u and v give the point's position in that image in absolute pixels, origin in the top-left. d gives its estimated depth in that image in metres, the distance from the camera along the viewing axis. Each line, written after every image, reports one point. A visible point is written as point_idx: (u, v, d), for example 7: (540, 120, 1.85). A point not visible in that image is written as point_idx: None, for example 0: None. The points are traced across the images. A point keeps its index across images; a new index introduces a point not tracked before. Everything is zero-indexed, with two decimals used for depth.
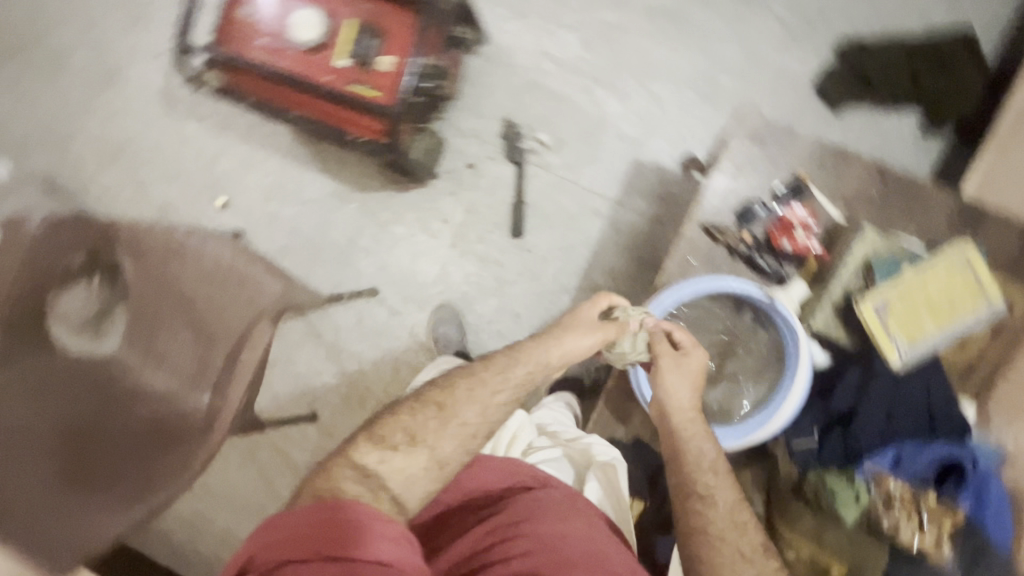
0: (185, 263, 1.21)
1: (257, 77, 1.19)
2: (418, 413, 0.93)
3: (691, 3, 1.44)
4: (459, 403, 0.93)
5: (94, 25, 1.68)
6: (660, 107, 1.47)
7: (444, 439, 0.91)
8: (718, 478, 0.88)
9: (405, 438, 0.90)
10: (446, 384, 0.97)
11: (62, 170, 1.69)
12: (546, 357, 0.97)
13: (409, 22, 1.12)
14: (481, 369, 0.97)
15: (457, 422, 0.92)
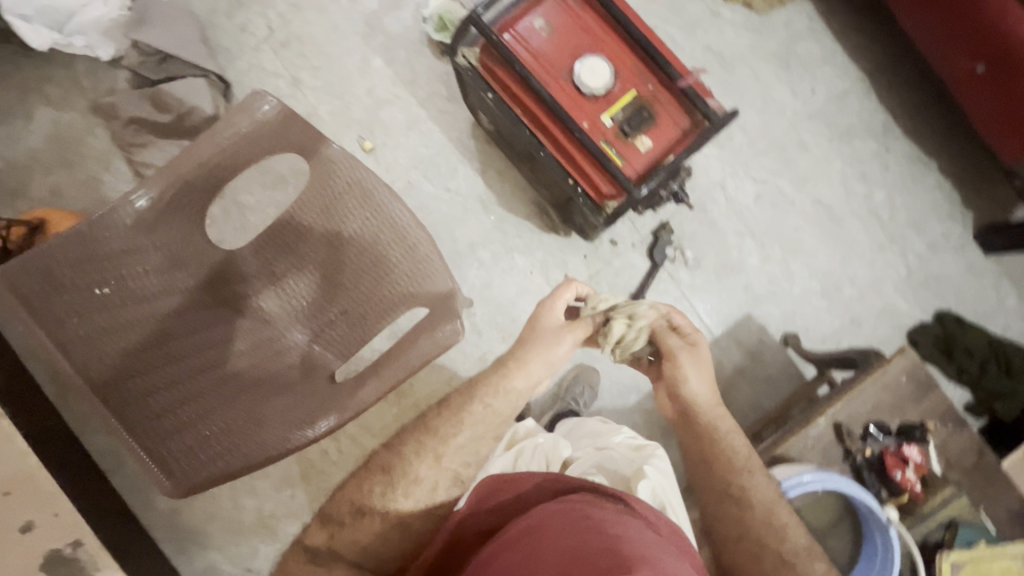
0: (356, 209, 1.09)
1: (523, 91, 1.20)
2: (360, 480, 0.95)
3: (853, 215, 1.61)
4: (410, 461, 0.94)
5: None
6: (789, 282, 1.61)
7: (396, 500, 0.92)
8: (752, 476, 1.02)
9: (354, 510, 0.92)
10: (393, 441, 0.98)
11: (220, 25, 1.57)
12: (514, 384, 0.98)
13: (681, 122, 1.18)
14: (433, 413, 0.99)
15: (410, 479, 0.93)
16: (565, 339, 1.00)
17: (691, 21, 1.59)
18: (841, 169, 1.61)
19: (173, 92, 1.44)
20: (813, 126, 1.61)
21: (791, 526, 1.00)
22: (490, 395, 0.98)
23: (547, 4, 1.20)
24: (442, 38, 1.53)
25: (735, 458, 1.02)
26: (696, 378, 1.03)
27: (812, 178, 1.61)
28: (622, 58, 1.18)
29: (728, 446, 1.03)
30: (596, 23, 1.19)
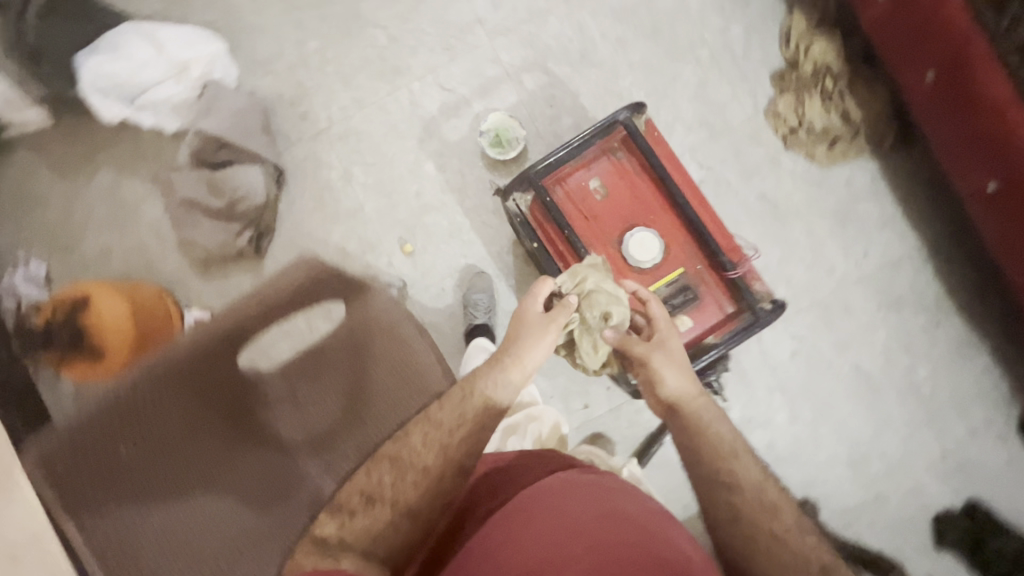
0: (377, 335, 1.08)
1: (567, 253, 1.18)
2: (375, 468, 0.92)
3: (890, 386, 1.55)
4: (416, 449, 0.93)
5: (404, 16, 1.61)
6: (814, 446, 1.56)
7: (408, 488, 0.89)
8: (741, 460, 0.92)
9: (366, 496, 0.89)
10: (398, 433, 0.95)
11: (284, 112, 1.60)
12: (507, 376, 1.01)
13: (724, 306, 1.16)
14: (435, 406, 0.97)
15: (418, 469, 0.91)
16: (550, 334, 1.05)
17: (748, 167, 1.57)
18: (884, 338, 1.56)
19: (231, 179, 1.49)
20: (861, 289, 1.56)
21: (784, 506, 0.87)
22: (490, 390, 0.99)
23: (605, 166, 1.20)
24: (496, 153, 1.53)
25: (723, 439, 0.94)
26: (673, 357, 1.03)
27: (852, 343, 1.56)
28: (673, 231, 1.17)
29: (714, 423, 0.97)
30: (652, 191, 1.18)
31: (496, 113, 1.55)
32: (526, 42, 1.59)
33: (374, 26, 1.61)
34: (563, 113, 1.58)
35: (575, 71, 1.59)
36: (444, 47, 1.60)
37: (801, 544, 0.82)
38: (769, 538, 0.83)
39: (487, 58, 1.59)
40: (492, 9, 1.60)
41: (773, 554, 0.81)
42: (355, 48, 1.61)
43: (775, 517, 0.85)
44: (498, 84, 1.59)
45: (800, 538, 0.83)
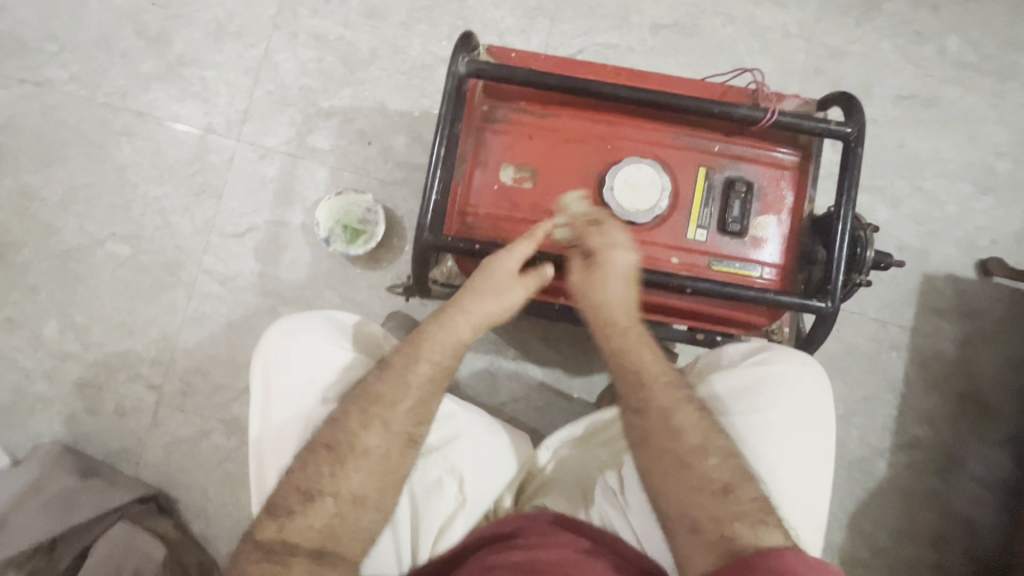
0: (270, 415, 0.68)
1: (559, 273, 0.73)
2: (312, 461, 0.63)
3: (943, 84, 1.20)
4: (354, 433, 0.64)
5: (122, 202, 1.10)
6: (938, 206, 1.20)
7: (348, 477, 0.62)
8: (655, 389, 0.67)
9: (298, 495, 0.61)
10: (336, 415, 0.65)
11: (93, 430, 1.06)
12: (451, 334, 0.67)
13: (786, 165, 0.75)
14: (376, 376, 0.66)
15: (358, 455, 0.63)
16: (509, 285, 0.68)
17: (615, 13, 1.17)
18: (893, 45, 1.20)
19: (99, 564, 0.93)
20: (828, 22, 1.20)
21: (694, 429, 0.65)
22: (433, 346, 0.67)
23: (499, 140, 0.76)
24: (363, 246, 1.05)
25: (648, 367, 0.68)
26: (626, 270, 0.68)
27: (872, 79, 1.20)
28: (652, 137, 0.74)
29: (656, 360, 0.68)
30: (580, 115, 0.75)
31: (323, 204, 1.07)
32: (278, 105, 1.12)
33: (100, 244, 1.09)
34: (389, 137, 1.13)
35: (356, 84, 1.13)
36: (197, 192, 1.10)
37: (703, 470, 0.63)
38: (675, 461, 0.63)
39: (253, 160, 1.11)
40: (206, 106, 1.12)
41: (671, 479, 0.63)
42: (102, 286, 1.09)
43: (678, 440, 0.64)
44: (293, 175, 1.11)
45: (702, 466, 0.63)
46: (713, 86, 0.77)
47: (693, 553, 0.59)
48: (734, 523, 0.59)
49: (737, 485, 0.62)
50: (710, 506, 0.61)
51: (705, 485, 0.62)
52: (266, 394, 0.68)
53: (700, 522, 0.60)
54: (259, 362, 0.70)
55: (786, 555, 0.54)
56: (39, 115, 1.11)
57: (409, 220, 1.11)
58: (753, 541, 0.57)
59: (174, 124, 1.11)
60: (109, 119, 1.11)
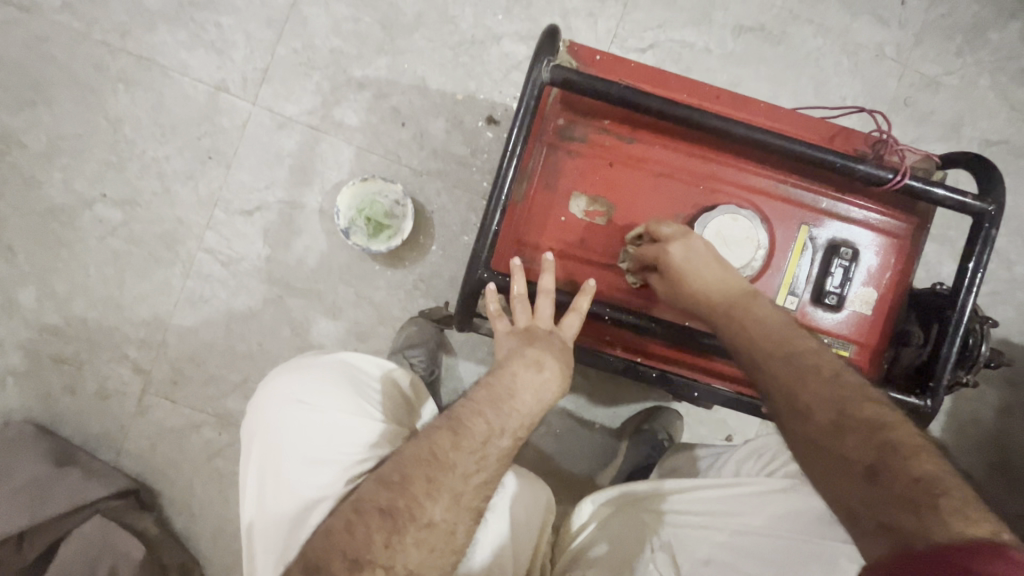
0: (280, 472, 0.59)
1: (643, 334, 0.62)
2: (361, 526, 0.48)
3: None
4: (419, 502, 0.50)
5: (116, 159, 0.96)
6: (1006, 266, 1.11)
7: (406, 553, 0.49)
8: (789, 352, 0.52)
9: (346, 562, 0.46)
10: (393, 476, 0.50)
11: (73, 411, 0.97)
12: (521, 397, 0.55)
13: (898, 229, 0.65)
14: (449, 434, 0.52)
15: (421, 529, 0.49)
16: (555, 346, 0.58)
17: (696, 7, 1.03)
18: (993, 83, 1.08)
19: (74, 561, 0.87)
20: (928, 49, 1.07)
21: (831, 404, 0.47)
22: (508, 407, 0.54)
23: (572, 163, 0.64)
24: (386, 243, 0.94)
25: (765, 343, 0.53)
26: (708, 253, 0.58)
27: (965, 117, 1.08)
28: (749, 183, 0.64)
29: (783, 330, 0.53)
30: (671, 146, 0.64)
31: (347, 189, 0.95)
32: (302, 67, 0.98)
33: (88, 206, 0.96)
34: (426, 120, 0.99)
35: (395, 54, 0.99)
36: (203, 158, 0.97)
37: (841, 450, 0.44)
38: (806, 438, 0.47)
39: (270, 128, 0.98)
40: (220, 60, 0.97)
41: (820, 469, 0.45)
42: (89, 254, 0.97)
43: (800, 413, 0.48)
44: (313, 151, 0.98)
45: (840, 442, 0.45)
46: (828, 125, 0.65)
47: (870, 552, 0.39)
48: (889, 507, 0.40)
49: (888, 456, 0.42)
50: (854, 490, 0.42)
51: (849, 468, 0.43)
52: (268, 482, 0.60)
53: (856, 511, 0.42)
54: (263, 433, 0.62)
55: (979, 553, 0.32)
56: (22, 46, 0.95)
57: (439, 218, 1.00)
58: (934, 530, 0.37)
59: (181, 76, 0.97)
60: (105, 60, 0.96)
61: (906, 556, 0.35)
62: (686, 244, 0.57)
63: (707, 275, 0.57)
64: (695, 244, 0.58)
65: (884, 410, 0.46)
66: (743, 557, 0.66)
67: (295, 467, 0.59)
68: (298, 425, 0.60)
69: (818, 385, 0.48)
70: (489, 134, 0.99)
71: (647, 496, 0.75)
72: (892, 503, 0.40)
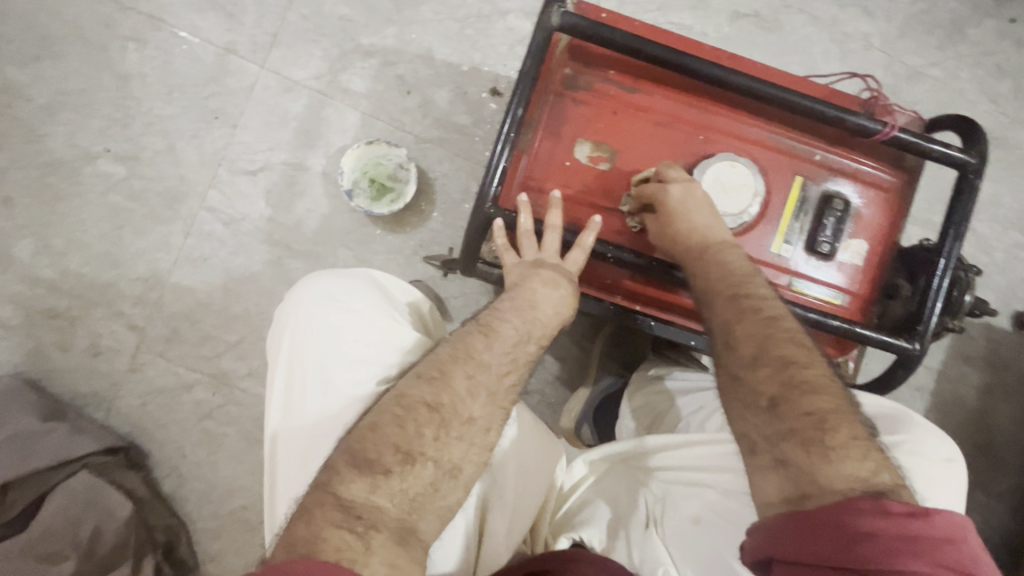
0: (316, 372, 0.61)
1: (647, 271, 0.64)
2: (407, 422, 0.50)
3: (1015, 125, 1.14)
4: (462, 399, 0.53)
5: (120, 116, 0.97)
6: (987, 251, 1.15)
7: (451, 447, 0.52)
8: (739, 292, 0.58)
9: (397, 454, 0.49)
10: (434, 373, 0.53)
11: (63, 367, 0.96)
12: (542, 313, 0.59)
13: (887, 183, 0.68)
14: (478, 338, 0.56)
15: (464, 423, 0.52)
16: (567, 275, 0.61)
17: None
18: (973, 76, 1.13)
19: (55, 516, 0.85)
20: (912, 41, 1.12)
21: (756, 341, 0.54)
22: (525, 323, 0.58)
23: (577, 110, 0.67)
24: (388, 205, 0.95)
25: (717, 284, 0.59)
26: (701, 198, 0.62)
27: (947, 107, 1.13)
28: (746, 134, 0.67)
29: (741, 274, 0.59)
30: (673, 97, 0.66)
31: (351, 151, 0.96)
32: (311, 34, 1.00)
33: (91, 160, 0.96)
34: (431, 89, 1.01)
35: (402, 25, 1.01)
36: (208, 118, 0.98)
37: (753, 382, 0.53)
38: (728, 365, 0.55)
39: (277, 91, 0.99)
40: (230, 23, 0.99)
41: (733, 399, 0.54)
42: (89, 209, 0.97)
43: (730, 348, 0.56)
44: (318, 115, 1.00)
45: (755, 376, 0.53)
46: (822, 84, 0.68)
47: (760, 478, 0.49)
48: (783, 444, 0.48)
49: (791, 395, 0.50)
50: (758, 424, 0.51)
51: (757, 398, 0.52)
52: (297, 387, 0.61)
53: (757, 442, 0.51)
54: (298, 337, 0.63)
55: (863, 511, 0.41)
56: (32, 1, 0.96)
57: (441, 185, 1.01)
58: (818, 476, 0.45)
59: (190, 37, 0.98)
60: (115, 19, 0.97)
61: (800, 514, 0.44)
62: (686, 187, 0.61)
63: (694, 219, 0.62)
64: (695, 191, 0.62)
65: (801, 352, 0.53)
66: (734, 517, 0.62)
67: (327, 368, 0.61)
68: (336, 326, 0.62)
69: (750, 321, 0.55)
70: (492, 105, 1.02)
71: (635, 455, 0.74)
72: (784, 434, 0.49)
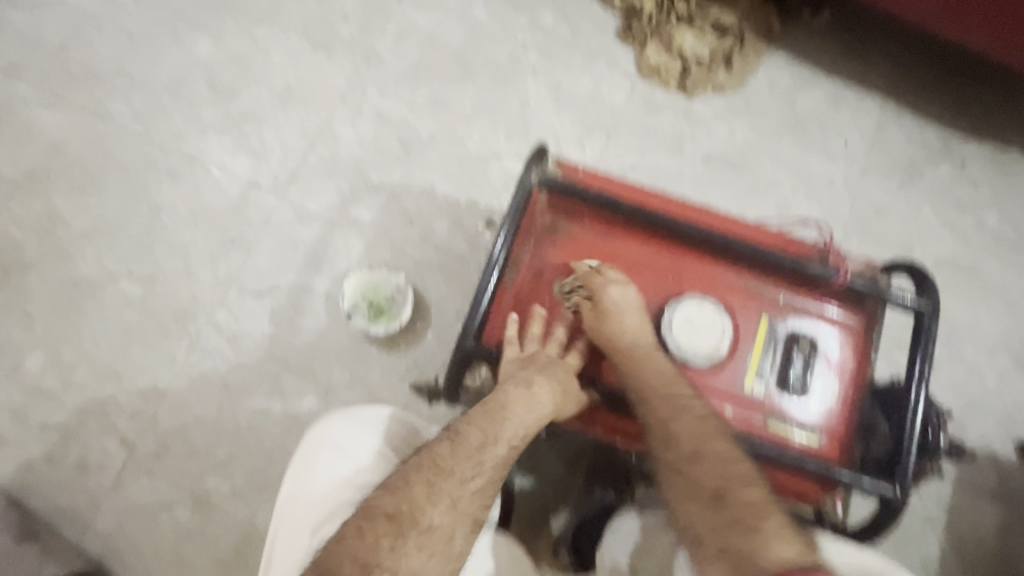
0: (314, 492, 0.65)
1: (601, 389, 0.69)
2: (373, 530, 0.52)
3: (984, 256, 1.21)
4: (421, 506, 0.54)
5: (147, 240, 1.06)
6: (978, 377, 1.15)
7: (409, 556, 0.52)
8: (669, 387, 0.64)
9: (356, 567, 0.50)
10: (398, 483, 0.55)
11: (49, 483, 0.96)
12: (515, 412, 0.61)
13: (851, 324, 0.72)
14: (446, 446, 0.58)
15: (422, 532, 0.53)
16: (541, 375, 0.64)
17: (670, 139, 1.20)
18: (936, 211, 1.22)
19: None
20: (873, 181, 1.23)
21: (690, 436, 0.60)
22: (502, 423, 0.60)
23: (557, 254, 0.73)
24: (385, 327, 1.00)
25: (655, 383, 0.64)
26: (634, 299, 0.67)
27: (915, 239, 1.20)
28: (715, 278, 0.72)
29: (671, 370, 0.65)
30: (644, 244, 0.73)
31: (354, 276, 1.03)
32: (327, 172, 1.12)
33: (112, 280, 1.04)
34: (432, 220, 1.11)
35: (408, 165, 1.14)
36: (226, 243, 1.07)
37: (693, 477, 0.58)
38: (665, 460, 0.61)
39: (291, 221, 1.09)
40: (257, 163, 1.11)
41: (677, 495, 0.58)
42: (103, 325, 1.02)
43: (665, 443, 0.61)
44: (327, 242, 1.09)
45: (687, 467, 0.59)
46: (782, 233, 0.75)
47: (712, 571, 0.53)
48: (729, 534, 0.54)
49: (728, 488, 0.57)
50: (702, 516, 0.56)
51: (700, 492, 0.57)
52: (285, 504, 0.66)
53: (702, 535, 0.55)
54: (309, 455, 0.68)
55: None
56: (87, 144, 1.10)
57: (436, 306, 1.07)
58: (760, 558, 0.51)
59: (220, 174, 1.10)
60: (157, 158, 1.10)
61: None
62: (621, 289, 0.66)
63: (631, 312, 0.67)
64: (629, 292, 0.67)
65: (728, 445, 0.60)
66: None
67: (307, 497, 0.65)
68: (340, 454, 0.67)
69: (684, 418, 0.61)
70: (488, 234, 1.11)
71: None
72: (726, 525, 0.54)
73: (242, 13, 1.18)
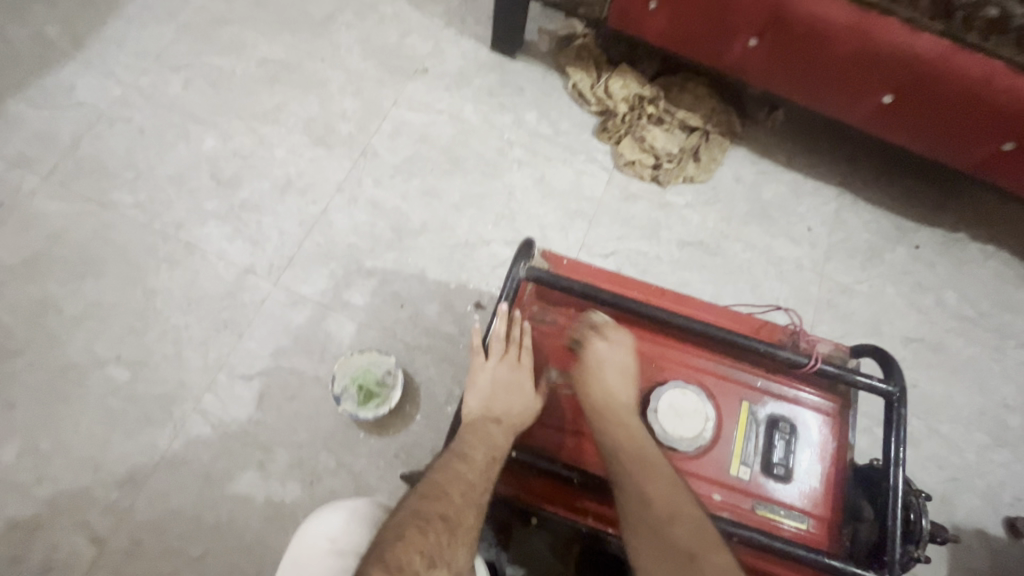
0: None
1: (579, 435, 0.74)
2: (429, 532, 0.58)
3: (947, 333, 1.27)
4: (459, 507, 0.62)
5: (139, 325, 1.08)
6: (957, 452, 1.17)
7: (457, 551, 0.59)
8: (648, 453, 0.65)
9: (422, 560, 0.56)
10: (435, 490, 0.62)
11: None
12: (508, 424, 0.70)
13: (827, 406, 0.75)
14: (463, 455, 0.66)
15: (466, 528, 0.61)
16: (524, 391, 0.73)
17: (647, 225, 1.28)
18: (898, 291, 1.30)
19: None
20: (837, 263, 1.31)
21: (667, 502, 0.61)
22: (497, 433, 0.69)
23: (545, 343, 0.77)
24: (374, 410, 1.00)
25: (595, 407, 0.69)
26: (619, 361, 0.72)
27: (881, 318, 1.27)
28: (695, 364, 0.75)
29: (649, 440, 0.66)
30: (626, 331, 0.77)
31: (343, 359, 1.04)
32: (322, 258, 1.17)
33: (100, 365, 1.04)
34: (422, 303, 1.15)
35: (400, 251, 1.19)
36: (218, 327, 1.09)
37: (672, 540, 0.58)
38: (640, 523, 0.60)
39: (284, 305, 1.12)
40: (254, 249, 1.16)
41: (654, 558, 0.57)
42: (85, 412, 1.01)
43: (643, 505, 0.61)
44: (319, 325, 1.11)
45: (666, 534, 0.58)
46: (754, 320, 0.80)
47: None
48: None
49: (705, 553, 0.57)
50: None
51: (678, 556, 0.56)
52: None
53: None
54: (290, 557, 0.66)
55: None
56: (90, 231, 1.14)
57: (425, 388, 1.08)
58: None
59: (217, 260, 1.14)
60: (156, 245, 1.14)
61: None
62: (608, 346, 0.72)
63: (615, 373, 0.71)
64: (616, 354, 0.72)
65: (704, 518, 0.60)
66: None
67: None
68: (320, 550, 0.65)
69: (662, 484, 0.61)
70: (476, 316, 1.14)
71: None
72: None
73: (248, 113, 1.28)
